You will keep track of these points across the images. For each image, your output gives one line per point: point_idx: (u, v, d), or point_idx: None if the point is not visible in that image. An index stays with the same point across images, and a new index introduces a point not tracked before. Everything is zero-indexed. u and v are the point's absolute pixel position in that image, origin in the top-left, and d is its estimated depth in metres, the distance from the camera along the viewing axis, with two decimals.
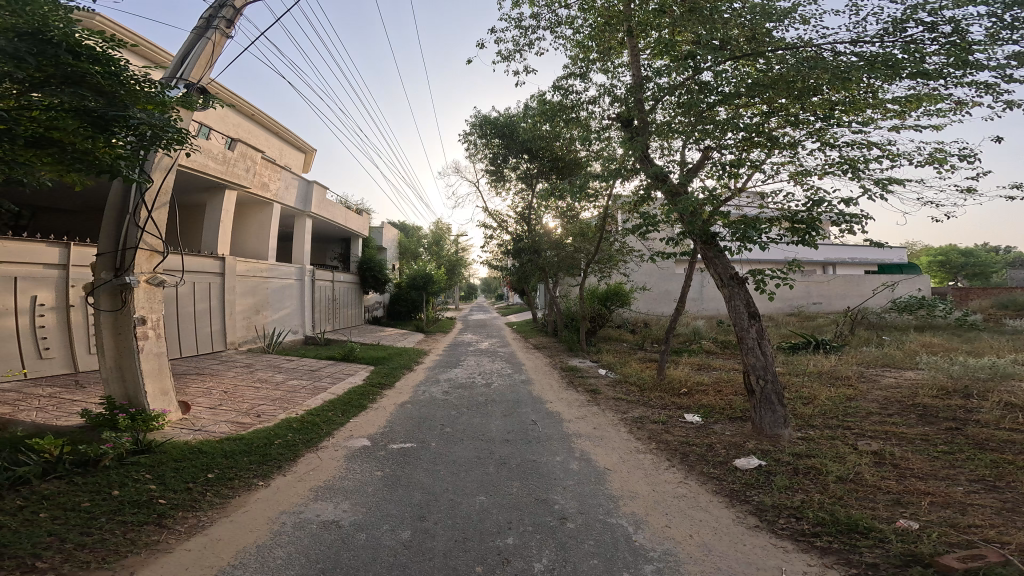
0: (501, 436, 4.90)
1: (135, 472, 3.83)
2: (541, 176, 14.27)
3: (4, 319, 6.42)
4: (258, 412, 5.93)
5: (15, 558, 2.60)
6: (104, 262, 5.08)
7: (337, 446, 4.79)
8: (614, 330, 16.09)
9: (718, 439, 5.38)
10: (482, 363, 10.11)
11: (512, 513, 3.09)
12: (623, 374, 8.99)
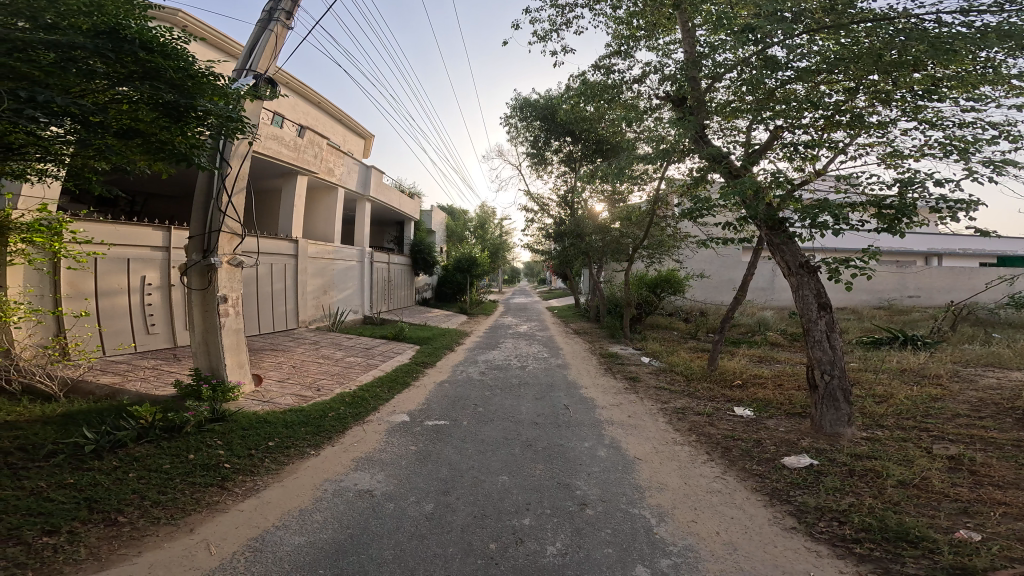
0: (534, 418, 4.97)
1: (208, 439, 4.23)
2: (584, 158, 14.06)
3: (118, 297, 7.17)
4: (318, 385, 6.38)
5: (102, 512, 2.97)
6: (195, 245, 5.51)
7: (381, 421, 5.05)
8: (665, 318, 15.70)
9: (769, 435, 5.15)
10: (523, 346, 10.22)
11: (533, 495, 3.15)
12: (669, 362, 8.75)
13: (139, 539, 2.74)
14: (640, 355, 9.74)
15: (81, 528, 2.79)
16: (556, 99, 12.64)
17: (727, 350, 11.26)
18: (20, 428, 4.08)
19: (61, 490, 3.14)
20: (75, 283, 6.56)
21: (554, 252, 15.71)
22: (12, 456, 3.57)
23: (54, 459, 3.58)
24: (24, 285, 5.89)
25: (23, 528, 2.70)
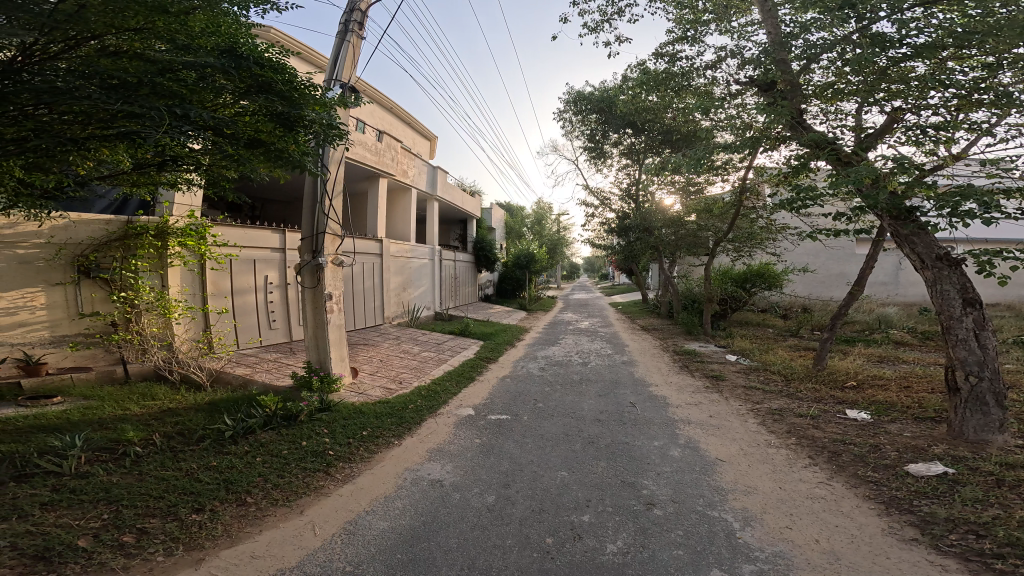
0: (596, 414, 4.78)
1: (319, 427, 4.37)
2: (649, 150, 13.52)
3: (248, 296, 7.61)
4: (400, 378, 6.62)
5: (235, 493, 3.15)
6: (305, 246, 5.76)
7: (450, 414, 5.08)
8: (759, 315, 14.41)
9: (890, 440, 4.45)
10: (589, 343, 9.89)
11: (593, 492, 3.01)
12: (763, 361, 7.95)
13: (261, 517, 2.90)
14: (725, 354, 8.98)
15: (220, 507, 2.98)
16: (612, 92, 12.30)
17: (837, 349, 9.99)
18: (179, 415, 4.51)
19: (207, 472, 3.39)
20: (212, 283, 7.06)
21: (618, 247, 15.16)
22: (173, 442, 3.88)
23: (204, 443, 3.85)
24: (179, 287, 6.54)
25: (169, 508, 2.93)
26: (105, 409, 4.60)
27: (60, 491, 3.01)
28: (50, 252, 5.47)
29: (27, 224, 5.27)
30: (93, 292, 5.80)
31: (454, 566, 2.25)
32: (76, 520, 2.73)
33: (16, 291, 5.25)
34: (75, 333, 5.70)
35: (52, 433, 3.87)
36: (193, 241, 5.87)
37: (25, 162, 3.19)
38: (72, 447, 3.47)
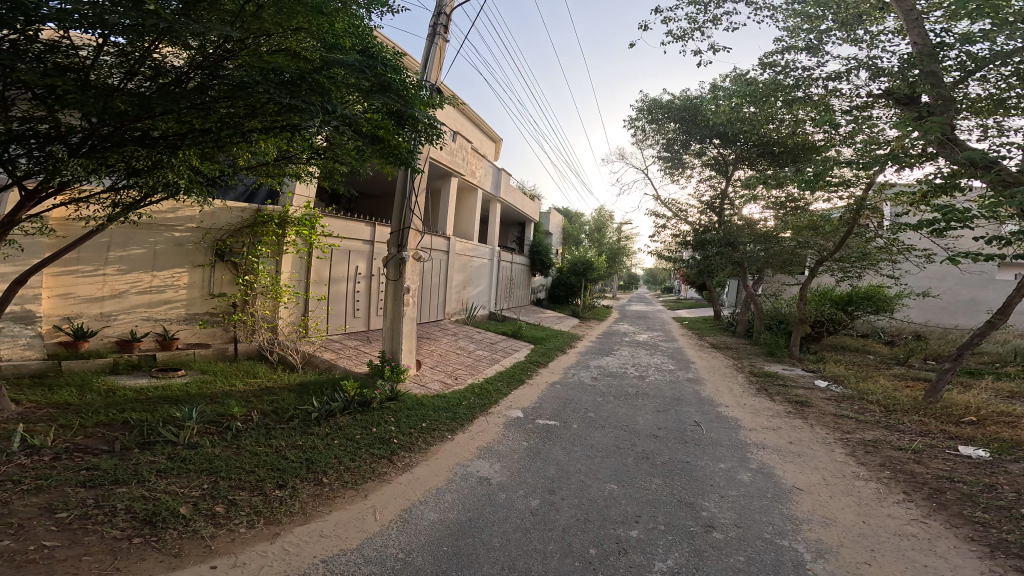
0: (652, 430, 4.54)
1: (387, 415, 4.45)
2: (740, 162, 12.56)
3: (341, 284, 7.77)
4: (455, 372, 6.71)
5: (314, 473, 3.24)
6: (393, 238, 5.68)
7: (497, 414, 4.95)
8: (859, 341, 12.86)
9: (1012, 481, 3.74)
10: (650, 357, 9.37)
11: (644, 508, 2.86)
12: (860, 390, 7.05)
13: (331, 497, 2.97)
14: (816, 379, 8.09)
15: (299, 485, 3.07)
16: (701, 102, 11.72)
17: (957, 381, 8.60)
18: (274, 394, 4.73)
19: (293, 449, 3.52)
20: (315, 270, 7.30)
21: (691, 261, 14.28)
22: (268, 418, 4.09)
23: (294, 422, 4.02)
24: (289, 271, 6.86)
25: (257, 483, 3.04)
26: (217, 384, 4.88)
27: (174, 461, 3.18)
28: (197, 235, 5.99)
29: (183, 208, 5.82)
30: (224, 275, 6.23)
31: (495, 565, 2.25)
32: (181, 488, 2.88)
33: (166, 270, 5.77)
34: (204, 312, 6.10)
35: (175, 405, 4.09)
36: (308, 230, 6.15)
37: (197, 152, 3.31)
38: (188, 419, 3.65)
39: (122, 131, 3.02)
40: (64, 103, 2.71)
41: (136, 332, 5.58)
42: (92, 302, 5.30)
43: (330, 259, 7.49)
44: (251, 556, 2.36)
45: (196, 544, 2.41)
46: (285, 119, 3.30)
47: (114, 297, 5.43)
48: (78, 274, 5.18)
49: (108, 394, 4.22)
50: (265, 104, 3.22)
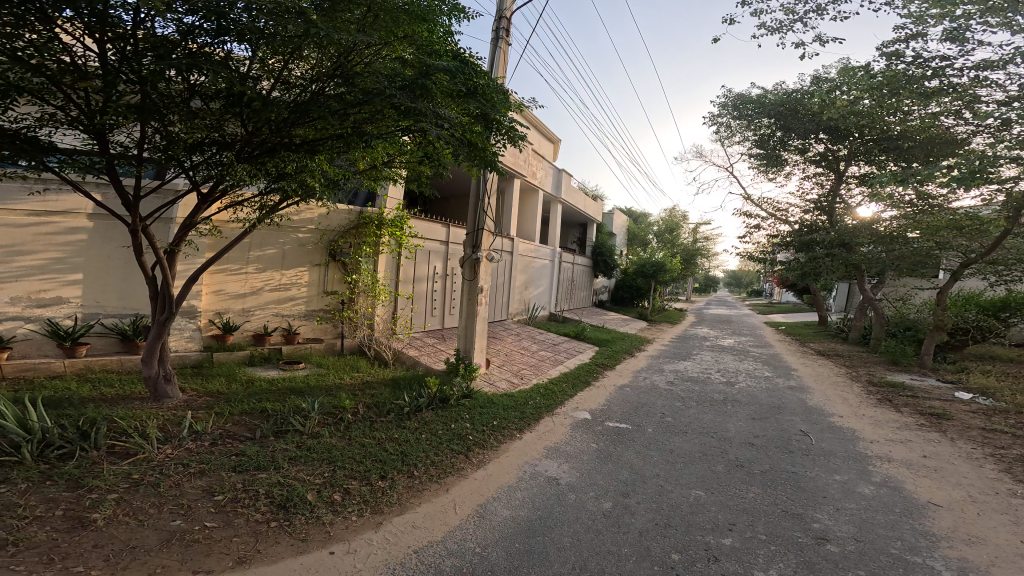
0: (746, 437, 4.03)
1: (465, 412, 4.21)
2: (855, 158, 11.05)
3: (421, 284, 7.37)
4: (531, 364, 6.67)
5: (416, 466, 3.19)
6: (466, 239, 5.41)
7: (562, 415, 4.45)
8: (1010, 348, 10.75)
9: None
10: (737, 363, 8.28)
11: (740, 516, 2.53)
12: (1016, 403, 5.83)
13: (422, 488, 2.93)
14: (954, 391, 6.81)
15: (397, 477, 3.00)
16: (807, 96, 10.51)
17: None
18: (371, 389, 4.74)
19: (392, 442, 3.47)
20: (403, 269, 6.97)
21: (791, 262, 12.63)
22: (372, 412, 4.02)
23: (388, 417, 3.91)
24: (382, 271, 6.63)
25: (362, 473, 3.04)
26: (330, 376, 5.03)
27: (303, 449, 3.26)
28: (316, 236, 6.14)
29: (306, 210, 5.97)
30: (337, 275, 6.36)
31: (565, 564, 2.14)
32: (308, 476, 2.96)
33: (293, 269, 5.99)
34: (320, 308, 6.26)
35: (299, 396, 4.29)
36: (400, 232, 6.08)
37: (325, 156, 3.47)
38: (312, 409, 3.77)
39: (274, 138, 3.06)
40: (236, 110, 2.80)
41: (268, 327, 5.84)
42: (238, 297, 5.65)
43: (415, 258, 7.12)
44: (360, 544, 2.39)
45: (318, 530, 2.48)
46: (394, 124, 3.26)
47: (253, 293, 5.75)
48: (227, 272, 5.52)
49: (247, 383, 4.53)
50: (384, 106, 3.01)
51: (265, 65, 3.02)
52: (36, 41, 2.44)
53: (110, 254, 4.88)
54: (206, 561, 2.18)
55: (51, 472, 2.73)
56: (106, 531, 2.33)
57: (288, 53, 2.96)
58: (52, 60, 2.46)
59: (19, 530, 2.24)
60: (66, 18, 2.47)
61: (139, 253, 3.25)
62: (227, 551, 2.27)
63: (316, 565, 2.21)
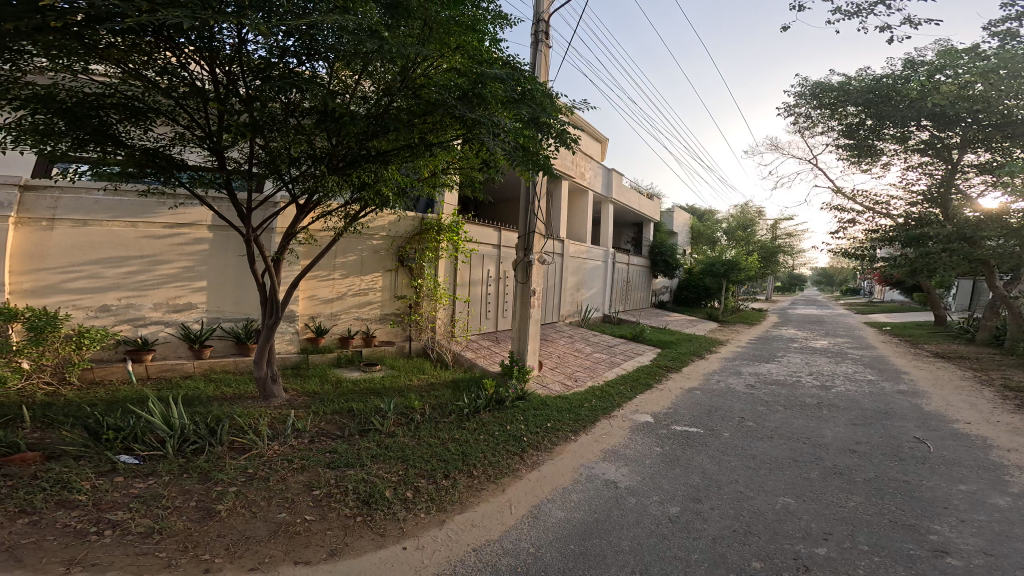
0: (846, 445, 3.47)
1: (520, 415, 3.98)
2: (973, 144, 9.51)
3: (478, 287, 7.13)
4: (592, 361, 6.39)
5: (481, 467, 3.06)
6: (519, 242, 4.81)
7: (625, 417, 4.06)
8: None
9: None
10: (829, 365, 7.19)
11: (837, 526, 2.22)
12: None
13: (482, 487, 2.82)
14: None
15: (459, 476, 2.92)
16: (906, 82, 9.13)
17: None
18: (435, 391, 4.58)
19: (450, 442, 3.38)
20: (460, 273, 6.79)
21: (897, 259, 10.98)
22: (436, 413, 3.93)
23: (449, 417, 3.81)
24: (441, 274, 6.48)
25: (430, 472, 2.98)
26: (399, 378, 4.95)
27: (384, 447, 3.27)
28: (387, 243, 6.04)
29: (380, 217, 5.88)
30: (406, 280, 6.19)
31: (624, 568, 2.01)
32: (386, 473, 2.95)
33: (370, 274, 5.91)
34: (393, 312, 6.13)
35: (376, 397, 4.31)
36: (457, 237, 6.06)
37: (398, 165, 3.23)
38: (388, 410, 3.79)
39: (356, 150, 2.97)
40: (327, 128, 2.73)
41: (351, 330, 5.78)
42: (326, 303, 5.63)
43: (472, 263, 6.99)
44: (426, 543, 2.35)
45: (393, 525, 2.49)
46: (454, 131, 3.09)
47: (339, 299, 5.72)
48: (317, 279, 5.51)
49: (338, 384, 4.64)
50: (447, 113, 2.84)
51: (343, 80, 2.84)
52: (165, 67, 2.52)
53: (230, 264, 5.06)
54: (305, 552, 2.29)
55: (185, 466, 2.95)
56: (227, 522, 2.49)
57: (360, 72, 2.80)
58: (178, 82, 2.58)
59: (162, 519, 2.45)
60: (185, 47, 2.47)
61: (253, 262, 3.50)
62: (318, 543, 2.35)
63: (388, 561, 2.23)
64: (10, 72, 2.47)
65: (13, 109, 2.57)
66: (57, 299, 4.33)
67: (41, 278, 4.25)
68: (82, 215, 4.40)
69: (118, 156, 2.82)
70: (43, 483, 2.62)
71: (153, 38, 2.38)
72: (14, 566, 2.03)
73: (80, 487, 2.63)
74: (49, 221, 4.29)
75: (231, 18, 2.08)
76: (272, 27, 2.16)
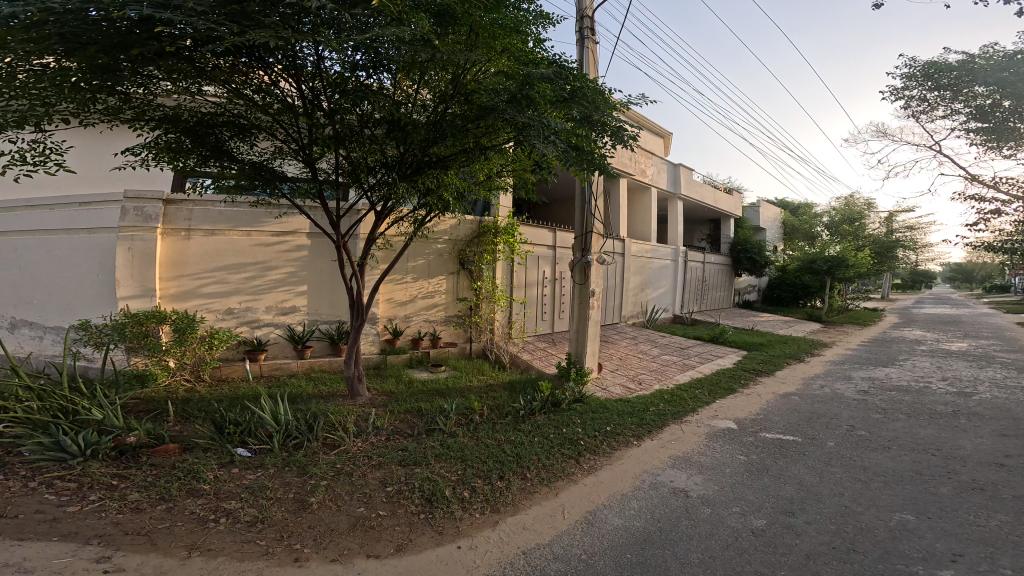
0: (992, 458, 2.80)
1: (577, 417, 3.77)
2: None
3: (533, 288, 7.10)
4: (664, 363, 5.88)
5: (536, 469, 2.95)
6: (575, 243, 4.63)
7: (700, 423, 3.66)
8: None
9: None
10: (970, 369, 5.82)
11: (974, 550, 1.83)
12: None
13: (535, 490, 2.71)
14: None
15: (514, 479, 2.84)
16: None
17: None
18: (495, 392, 4.56)
19: (505, 444, 3.29)
20: (515, 275, 6.78)
21: None
22: (495, 414, 3.88)
23: (504, 420, 3.72)
24: (498, 276, 6.49)
25: (486, 472, 2.94)
26: (461, 379, 5.00)
27: (446, 447, 3.30)
28: (450, 246, 6.18)
29: (444, 222, 6.02)
30: (467, 282, 6.29)
31: None
32: (446, 472, 2.97)
33: (437, 277, 6.07)
34: (456, 314, 6.24)
35: (442, 399, 4.37)
36: (513, 239, 6.10)
37: (455, 170, 3.48)
38: (450, 411, 3.82)
39: (420, 158, 3.27)
40: (396, 136, 3.06)
41: (421, 331, 5.96)
42: (401, 305, 5.87)
43: (528, 265, 6.96)
44: (479, 544, 2.31)
45: (450, 524, 2.49)
46: (504, 134, 3.25)
47: (411, 301, 5.91)
48: (394, 283, 5.74)
49: (410, 384, 4.82)
50: (499, 119, 3.00)
51: (405, 90, 3.11)
52: (261, 86, 2.89)
53: (329, 270, 5.33)
54: (376, 545, 2.38)
55: (288, 459, 3.23)
56: (317, 514, 2.67)
57: (418, 82, 3.06)
58: (273, 98, 2.94)
59: (265, 509, 2.70)
60: (275, 66, 2.80)
61: (342, 264, 3.86)
62: (389, 537, 2.44)
63: (444, 559, 2.24)
64: (144, 96, 2.97)
65: (151, 129, 3.12)
66: (194, 302, 4.82)
67: (181, 283, 4.76)
68: (211, 225, 4.86)
69: (233, 169, 3.27)
70: (180, 473, 3.02)
71: (248, 59, 2.71)
72: (148, 548, 2.34)
73: (206, 477, 2.99)
74: (186, 232, 4.79)
75: (311, 37, 2.36)
76: (344, 44, 2.42)
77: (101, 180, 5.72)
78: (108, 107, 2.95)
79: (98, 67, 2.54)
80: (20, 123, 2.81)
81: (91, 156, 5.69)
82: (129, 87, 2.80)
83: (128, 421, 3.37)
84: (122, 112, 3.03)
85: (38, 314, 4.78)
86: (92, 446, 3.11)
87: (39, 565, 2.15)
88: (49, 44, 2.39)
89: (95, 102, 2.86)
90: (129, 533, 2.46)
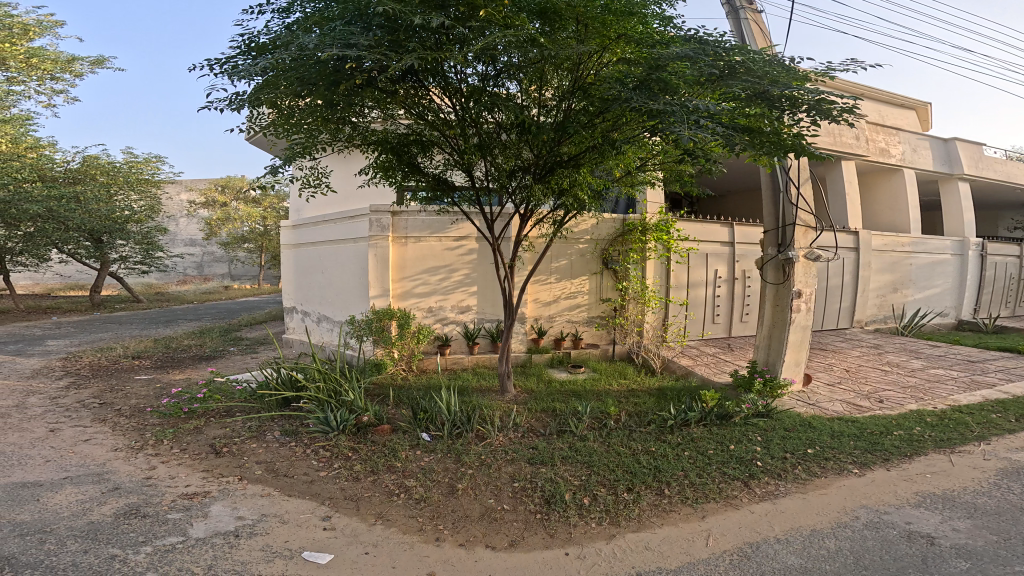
0: None
1: (754, 434, 3.36)
2: None
3: (699, 288, 6.45)
4: (932, 390, 4.50)
5: (682, 482, 2.72)
6: (767, 239, 4.29)
7: (992, 455, 3.09)
8: None
9: None
10: None
11: None
12: None
13: (667, 509, 2.45)
14: None
15: (643, 492, 2.62)
16: None
17: None
18: (642, 395, 4.33)
19: (642, 454, 3.06)
20: (673, 274, 6.25)
21: None
22: (636, 421, 3.64)
23: (648, 427, 3.51)
24: (652, 278, 6.08)
25: (611, 481, 2.73)
26: (599, 381, 4.82)
27: (575, 450, 3.16)
28: (591, 246, 5.96)
29: (582, 222, 5.81)
30: (613, 283, 6.01)
31: None
32: (569, 476, 2.81)
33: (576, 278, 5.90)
34: (598, 316, 6.02)
35: (577, 400, 4.21)
36: (667, 236, 5.58)
37: (589, 169, 3.84)
38: (584, 412, 3.70)
39: (554, 159, 3.74)
40: (526, 139, 3.60)
41: (563, 332, 5.87)
42: (546, 306, 5.84)
43: (688, 262, 6.31)
44: (590, 555, 2.15)
45: (563, 529, 2.34)
46: (640, 125, 3.56)
47: (555, 302, 5.86)
48: (540, 282, 5.73)
49: (549, 384, 4.79)
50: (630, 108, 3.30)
51: (532, 95, 3.66)
52: (433, 108, 3.75)
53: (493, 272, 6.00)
54: (494, 536, 2.34)
55: (451, 446, 3.50)
56: (460, 499, 2.74)
57: (543, 85, 3.56)
58: (438, 117, 3.78)
59: (428, 489, 2.91)
60: (433, 88, 3.61)
61: (499, 268, 4.48)
62: (506, 531, 2.37)
63: (550, 563, 2.11)
64: (365, 123, 4.06)
65: (373, 151, 4.11)
66: (409, 301, 5.92)
67: (404, 285, 5.89)
68: (421, 231, 5.91)
69: (422, 182, 4.07)
70: (385, 451, 3.57)
71: (416, 84, 3.51)
72: (354, 511, 2.83)
73: (400, 455, 3.46)
74: (405, 239, 5.90)
75: (447, 53, 3.09)
76: (467, 54, 3.10)
77: (348, 197, 7.04)
78: (346, 135, 4.15)
79: (330, 102, 3.54)
80: (303, 152, 4.27)
81: (344, 174, 7.08)
82: (354, 118, 3.91)
83: (366, 403, 4.24)
84: (355, 139, 4.18)
85: (328, 310, 6.61)
86: (343, 422, 3.99)
87: (292, 516, 2.83)
88: (298, 89, 3.35)
89: (338, 129, 4.02)
90: (347, 497, 3.03)
